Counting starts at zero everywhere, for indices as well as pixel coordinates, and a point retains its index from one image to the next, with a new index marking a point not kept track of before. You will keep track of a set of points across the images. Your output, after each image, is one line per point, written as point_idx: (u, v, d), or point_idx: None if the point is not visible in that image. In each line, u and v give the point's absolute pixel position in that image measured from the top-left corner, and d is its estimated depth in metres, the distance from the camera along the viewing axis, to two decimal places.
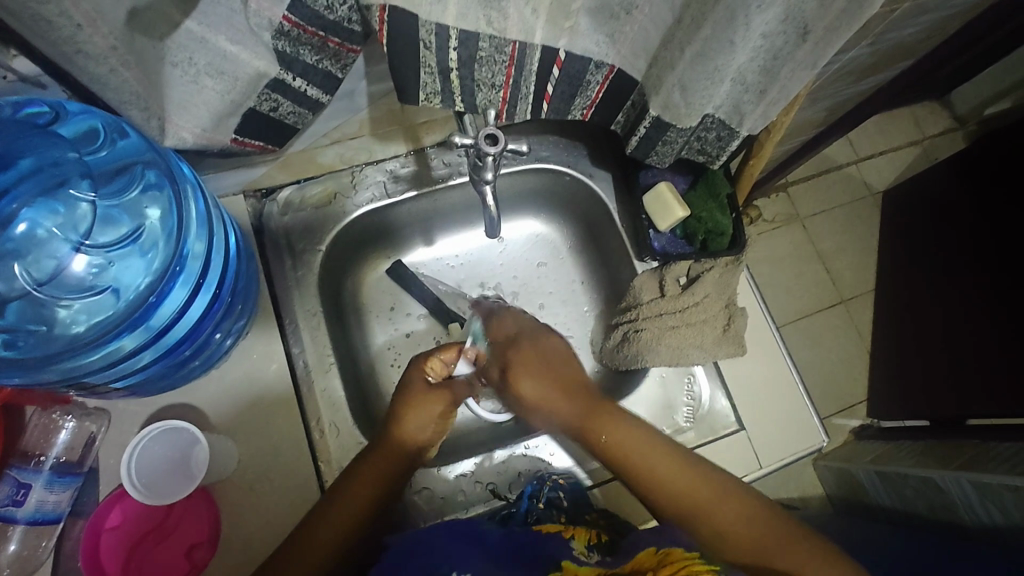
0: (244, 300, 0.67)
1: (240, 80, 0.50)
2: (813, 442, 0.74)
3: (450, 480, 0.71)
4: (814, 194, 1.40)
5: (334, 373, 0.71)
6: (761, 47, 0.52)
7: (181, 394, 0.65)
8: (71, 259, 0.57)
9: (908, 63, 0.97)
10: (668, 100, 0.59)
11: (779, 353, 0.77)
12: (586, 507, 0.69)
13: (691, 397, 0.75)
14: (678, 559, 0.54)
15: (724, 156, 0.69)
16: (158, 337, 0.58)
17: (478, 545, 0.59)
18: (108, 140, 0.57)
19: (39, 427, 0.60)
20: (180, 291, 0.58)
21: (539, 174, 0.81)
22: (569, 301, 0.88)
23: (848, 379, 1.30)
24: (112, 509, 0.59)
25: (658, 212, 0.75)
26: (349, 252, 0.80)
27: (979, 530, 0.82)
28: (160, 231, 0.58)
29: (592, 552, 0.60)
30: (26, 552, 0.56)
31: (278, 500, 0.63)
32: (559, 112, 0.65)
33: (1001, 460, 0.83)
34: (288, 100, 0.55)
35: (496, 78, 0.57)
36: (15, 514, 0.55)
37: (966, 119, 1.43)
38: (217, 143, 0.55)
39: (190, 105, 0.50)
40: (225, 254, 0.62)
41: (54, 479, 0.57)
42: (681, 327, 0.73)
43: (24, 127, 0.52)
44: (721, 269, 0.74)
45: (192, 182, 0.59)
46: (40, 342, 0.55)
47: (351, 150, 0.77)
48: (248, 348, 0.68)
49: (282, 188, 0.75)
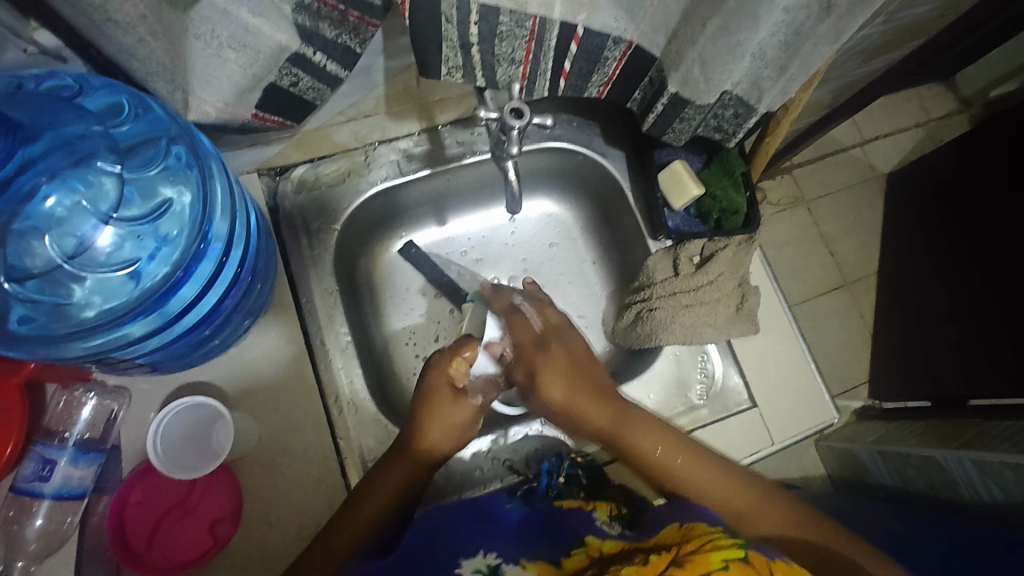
0: (264, 280, 0.67)
1: (263, 53, 0.49)
2: (823, 419, 0.74)
3: (466, 458, 0.72)
4: (819, 176, 1.40)
5: (351, 351, 0.72)
6: (783, 22, 0.52)
7: (200, 372, 0.65)
8: (96, 234, 0.56)
9: (916, 43, 0.98)
10: (687, 76, 0.58)
11: (792, 332, 0.77)
12: (604, 484, 0.71)
13: (704, 374, 0.76)
14: (700, 532, 0.53)
15: (741, 132, 0.69)
16: (176, 318, 0.58)
17: (503, 525, 0.61)
18: (132, 114, 0.56)
19: (62, 404, 0.60)
20: (204, 270, 0.58)
21: (552, 153, 0.80)
22: (581, 281, 0.88)
23: (851, 360, 1.31)
24: (135, 485, 0.60)
25: (673, 191, 0.75)
26: (362, 232, 0.80)
27: (979, 506, 0.83)
28: (186, 210, 0.58)
29: (615, 523, 0.62)
30: (52, 528, 0.57)
31: (299, 477, 0.64)
32: (576, 89, 0.65)
33: (1004, 437, 0.85)
34: (308, 75, 0.53)
35: (516, 53, 0.57)
36: (42, 489, 0.55)
37: (972, 101, 1.43)
38: (239, 118, 0.55)
39: (213, 78, 0.50)
40: (246, 235, 0.62)
41: (78, 455, 0.57)
42: (694, 306, 0.74)
43: (50, 101, 0.53)
44: (735, 248, 0.74)
45: (216, 160, 0.59)
46: (60, 318, 0.55)
47: (365, 128, 0.76)
48: (265, 327, 0.68)
49: (296, 166, 0.74)
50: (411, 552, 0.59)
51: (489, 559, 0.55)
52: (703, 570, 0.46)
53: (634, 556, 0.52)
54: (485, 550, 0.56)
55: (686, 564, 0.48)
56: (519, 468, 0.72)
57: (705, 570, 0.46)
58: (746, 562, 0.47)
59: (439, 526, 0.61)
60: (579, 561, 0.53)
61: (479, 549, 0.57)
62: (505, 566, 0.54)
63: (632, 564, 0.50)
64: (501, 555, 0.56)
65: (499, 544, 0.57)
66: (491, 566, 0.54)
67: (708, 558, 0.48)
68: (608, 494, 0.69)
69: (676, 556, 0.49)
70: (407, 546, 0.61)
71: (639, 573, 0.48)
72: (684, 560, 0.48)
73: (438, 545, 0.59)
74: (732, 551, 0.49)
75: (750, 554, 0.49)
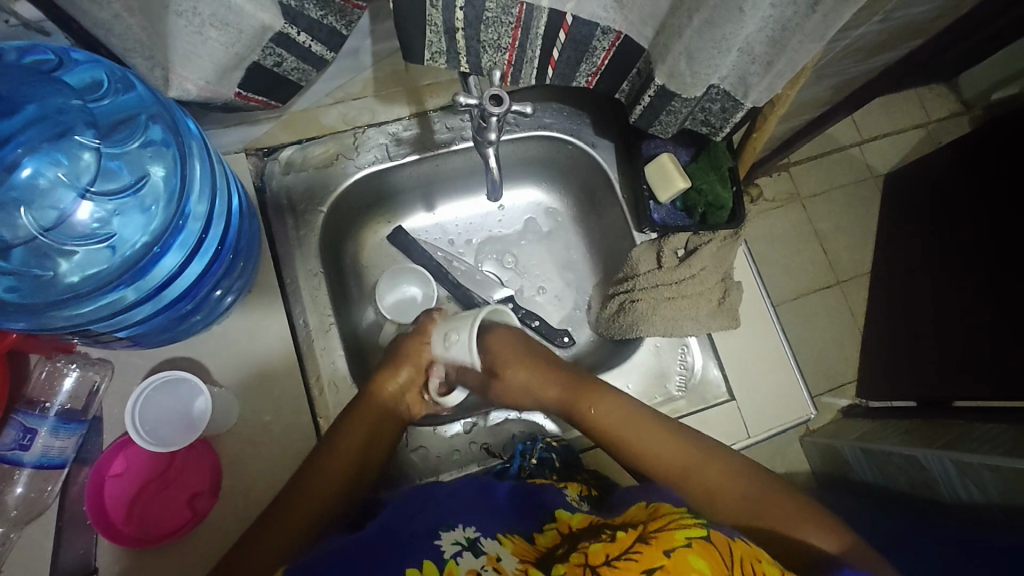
0: (246, 258, 0.68)
1: (245, 33, 0.48)
2: (800, 415, 0.75)
3: (445, 440, 0.73)
4: (815, 174, 1.40)
5: (334, 333, 0.72)
6: (769, 17, 0.52)
7: (183, 348, 0.66)
8: (76, 207, 0.57)
9: (915, 43, 0.97)
10: (674, 69, 0.58)
11: (772, 328, 0.77)
12: (577, 468, 0.73)
13: (684, 367, 0.76)
14: (667, 512, 0.55)
15: (727, 127, 0.69)
16: (157, 292, 0.59)
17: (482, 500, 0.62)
18: (112, 90, 0.56)
19: (45, 374, 0.61)
20: (184, 245, 0.59)
21: (541, 141, 0.80)
22: (569, 272, 0.88)
23: (839, 358, 1.31)
24: (116, 456, 0.61)
25: (660, 184, 0.75)
26: (350, 214, 0.80)
27: (955, 504, 0.84)
28: (165, 185, 0.58)
29: (583, 501, 0.65)
30: (33, 495, 0.59)
31: (277, 454, 0.65)
32: (564, 78, 0.65)
33: (984, 440, 0.85)
34: (292, 56, 0.53)
35: (501, 40, 0.57)
36: (22, 457, 0.57)
37: (973, 103, 1.42)
38: (222, 96, 0.55)
39: (195, 57, 0.49)
40: (227, 213, 0.62)
41: (59, 425, 0.59)
42: (676, 299, 0.74)
43: (29, 73, 0.53)
44: (719, 242, 0.75)
45: (195, 138, 0.59)
46: (41, 288, 0.56)
47: (353, 111, 0.76)
48: (249, 306, 0.69)
49: (284, 147, 0.74)
50: (389, 522, 0.58)
51: (467, 533, 0.56)
52: (667, 547, 0.49)
53: (602, 532, 0.54)
54: (464, 523, 0.57)
55: (651, 541, 0.50)
56: (496, 451, 0.73)
57: (670, 547, 0.48)
58: (708, 540, 0.49)
59: (418, 499, 0.62)
60: (551, 539, 0.57)
61: (457, 522, 0.58)
62: (483, 540, 0.56)
63: (601, 540, 0.52)
64: (480, 529, 0.57)
65: (477, 518, 0.59)
66: (469, 538, 0.55)
67: (674, 535, 0.50)
68: (580, 477, 0.71)
69: (644, 533, 0.51)
70: (386, 514, 0.60)
71: (605, 548, 0.50)
72: (651, 537, 0.50)
73: (412, 518, 0.59)
74: (697, 528, 0.50)
75: (712, 532, 0.51)
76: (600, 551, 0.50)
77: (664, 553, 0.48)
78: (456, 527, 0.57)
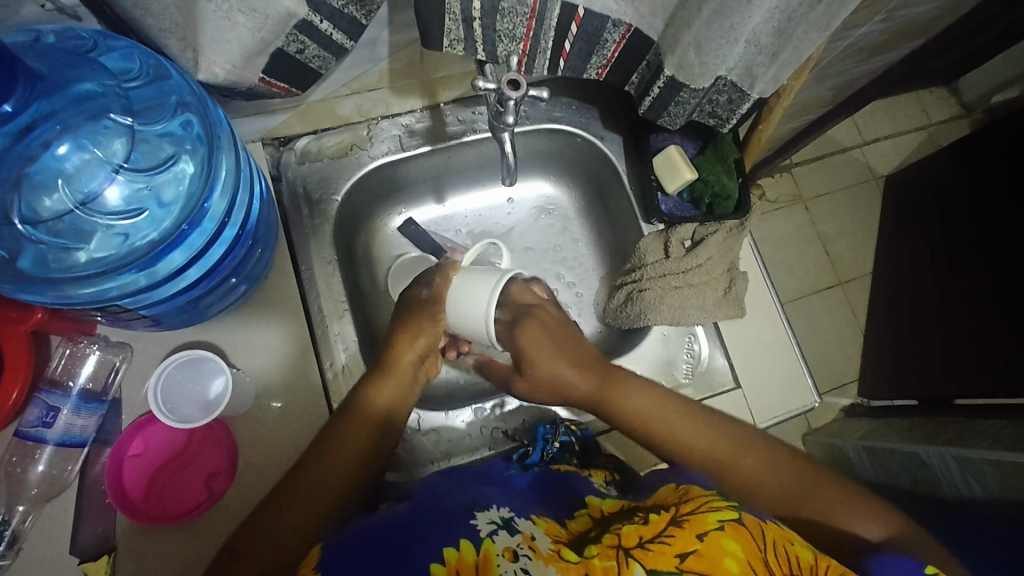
0: (264, 246, 0.69)
1: (271, 18, 0.50)
2: (805, 403, 0.76)
3: (455, 426, 0.74)
4: (817, 174, 1.42)
5: (347, 319, 0.73)
6: (776, 8, 0.53)
7: (200, 331, 0.67)
8: (105, 189, 0.58)
9: (916, 43, 0.99)
10: (682, 60, 0.60)
11: (777, 319, 0.78)
12: (596, 454, 0.74)
13: (691, 355, 0.78)
14: (698, 495, 0.56)
15: (734, 118, 0.71)
16: (170, 278, 0.60)
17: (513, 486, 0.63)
18: (145, 77, 0.58)
19: (66, 356, 0.62)
20: (204, 231, 0.60)
21: (550, 135, 0.82)
22: (576, 264, 0.90)
23: (841, 355, 1.33)
24: (135, 437, 0.62)
25: (666, 175, 0.77)
26: (362, 204, 0.81)
27: (961, 503, 0.83)
28: (187, 174, 0.60)
29: (611, 487, 0.67)
30: (54, 473, 0.60)
31: (292, 437, 0.66)
32: (575, 70, 0.67)
33: (984, 436, 0.86)
34: (314, 43, 0.55)
35: (516, 30, 0.59)
36: (44, 435, 0.58)
37: (973, 106, 1.44)
38: (246, 81, 0.57)
39: (223, 41, 0.51)
40: (247, 204, 0.64)
41: (81, 404, 0.60)
42: (683, 288, 0.76)
43: (66, 55, 0.54)
44: (725, 233, 0.77)
45: (223, 133, 0.61)
46: (64, 261, 0.57)
47: (368, 102, 0.78)
48: (265, 292, 0.70)
49: (300, 138, 0.76)
50: (421, 505, 0.60)
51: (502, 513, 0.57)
52: (700, 530, 0.50)
53: (634, 515, 0.55)
54: (498, 504, 0.58)
55: (684, 524, 0.51)
56: (510, 435, 0.75)
57: (703, 530, 0.50)
58: (741, 523, 0.51)
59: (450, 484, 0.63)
60: (583, 522, 0.58)
61: (492, 503, 0.59)
62: (518, 520, 0.56)
63: (632, 522, 0.53)
64: (514, 510, 0.58)
65: (511, 500, 0.60)
66: (504, 519, 0.56)
67: (705, 518, 0.51)
68: (602, 463, 0.72)
69: (676, 516, 0.52)
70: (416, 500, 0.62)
71: (638, 531, 0.51)
72: (683, 520, 0.52)
73: (444, 501, 0.60)
74: (729, 511, 0.52)
75: (744, 515, 0.52)
76: (633, 533, 0.51)
77: (697, 536, 0.49)
78: (492, 507, 0.58)
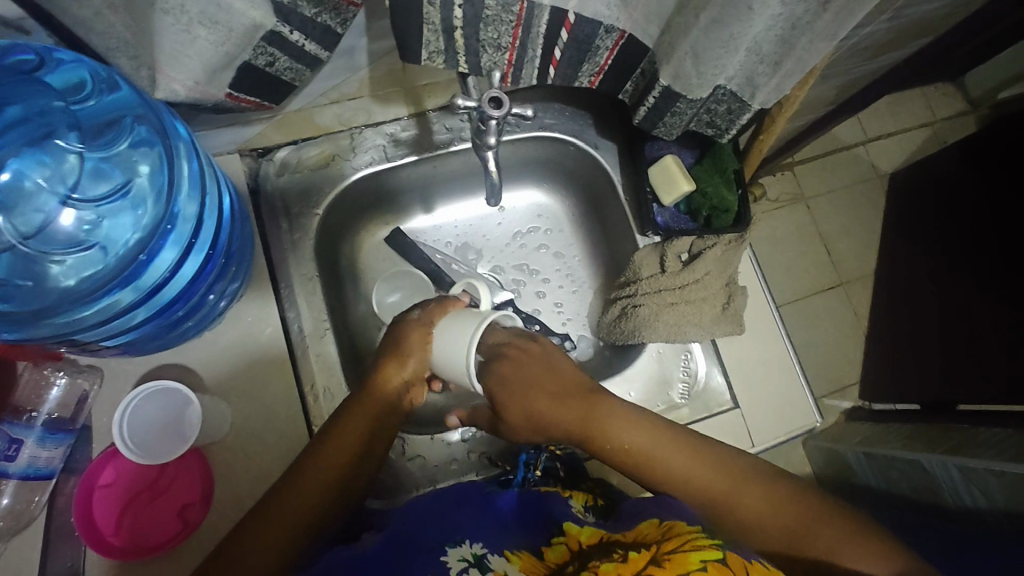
0: (239, 263, 0.66)
1: (235, 31, 0.46)
2: (806, 423, 0.74)
3: (440, 449, 0.72)
4: (819, 174, 1.38)
5: (330, 339, 0.71)
6: (779, 15, 0.50)
7: (174, 355, 0.65)
8: (60, 213, 0.56)
9: (923, 41, 0.95)
10: (679, 69, 0.56)
11: (776, 332, 0.76)
12: (581, 476, 0.71)
13: (687, 374, 0.75)
14: (682, 531, 0.51)
15: (734, 129, 0.67)
16: (148, 296, 0.57)
17: (484, 518, 0.60)
18: (93, 91, 0.55)
19: (29, 383, 0.59)
20: (172, 249, 0.57)
21: (541, 143, 0.79)
22: (568, 275, 0.87)
23: (843, 360, 1.28)
24: (105, 466, 0.59)
25: (663, 186, 0.74)
26: (346, 215, 0.78)
27: (963, 513, 0.79)
28: (152, 186, 0.57)
29: (590, 512, 0.62)
30: (19, 507, 0.57)
31: (270, 464, 0.64)
32: (566, 78, 0.63)
33: (987, 445, 0.80)
34: (285, 55, 0.52)
35: (502, 39, 0.55)
36: (7, 469, 0.54)
37: (978, 102, 1.40)
38: (212, 98, 0.54)
39: (183, 57, 0.47)
40: (218, 215, 0.61)
41: (46, 435, 0.57)
42: (679, 303, 0.72)
43: (10, 74, 0.52)
44: (724, 246, 0.73)
45: (183, 140, 0.57)
46: (27, 299, 0.54)
47: (348, 112, 0.74)
48: (241, 310, 0.67)
49: (279, 148, 0.73)
50: (394, 537, 0.58)
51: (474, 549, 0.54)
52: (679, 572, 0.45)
53: (613, 552, 0.50)
54: (472, 539, 0.56)
55: (664, 564, 0.46)
56: (496, 459, 0.73)
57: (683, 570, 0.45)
58: (724, 563, 0.45)
59: (416, 521, 0.60)
60: (559, 555, 0.53)
61: (465, 538, 0.56)
62: (491, 556, 0.53)
63: (610, 560, 0.49)
64: (487, 546, 0.55)
65: (484, 534, 0.57)
66: (477, 555, 0.53)
67: (687, 557, 0.46)
68: (585, 484, 0.69)
69: (656, 555, 0.48)
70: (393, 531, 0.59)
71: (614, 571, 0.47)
72: (662, 559, 0.47)
73: (415, 536, 0.57)
74: (713, 550, 0.47)
75: (730, 554, 0.47)
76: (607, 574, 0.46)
77: None
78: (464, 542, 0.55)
